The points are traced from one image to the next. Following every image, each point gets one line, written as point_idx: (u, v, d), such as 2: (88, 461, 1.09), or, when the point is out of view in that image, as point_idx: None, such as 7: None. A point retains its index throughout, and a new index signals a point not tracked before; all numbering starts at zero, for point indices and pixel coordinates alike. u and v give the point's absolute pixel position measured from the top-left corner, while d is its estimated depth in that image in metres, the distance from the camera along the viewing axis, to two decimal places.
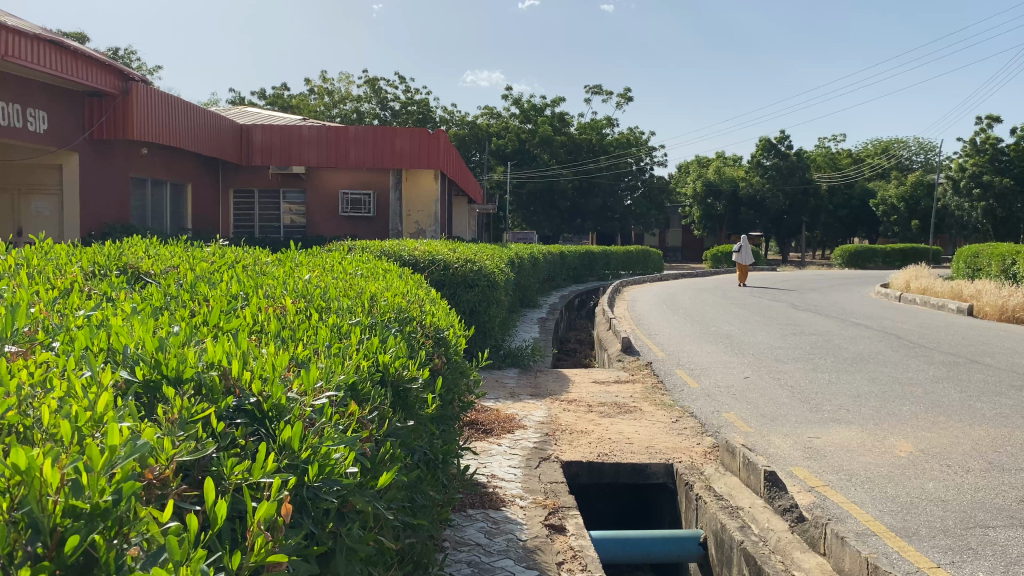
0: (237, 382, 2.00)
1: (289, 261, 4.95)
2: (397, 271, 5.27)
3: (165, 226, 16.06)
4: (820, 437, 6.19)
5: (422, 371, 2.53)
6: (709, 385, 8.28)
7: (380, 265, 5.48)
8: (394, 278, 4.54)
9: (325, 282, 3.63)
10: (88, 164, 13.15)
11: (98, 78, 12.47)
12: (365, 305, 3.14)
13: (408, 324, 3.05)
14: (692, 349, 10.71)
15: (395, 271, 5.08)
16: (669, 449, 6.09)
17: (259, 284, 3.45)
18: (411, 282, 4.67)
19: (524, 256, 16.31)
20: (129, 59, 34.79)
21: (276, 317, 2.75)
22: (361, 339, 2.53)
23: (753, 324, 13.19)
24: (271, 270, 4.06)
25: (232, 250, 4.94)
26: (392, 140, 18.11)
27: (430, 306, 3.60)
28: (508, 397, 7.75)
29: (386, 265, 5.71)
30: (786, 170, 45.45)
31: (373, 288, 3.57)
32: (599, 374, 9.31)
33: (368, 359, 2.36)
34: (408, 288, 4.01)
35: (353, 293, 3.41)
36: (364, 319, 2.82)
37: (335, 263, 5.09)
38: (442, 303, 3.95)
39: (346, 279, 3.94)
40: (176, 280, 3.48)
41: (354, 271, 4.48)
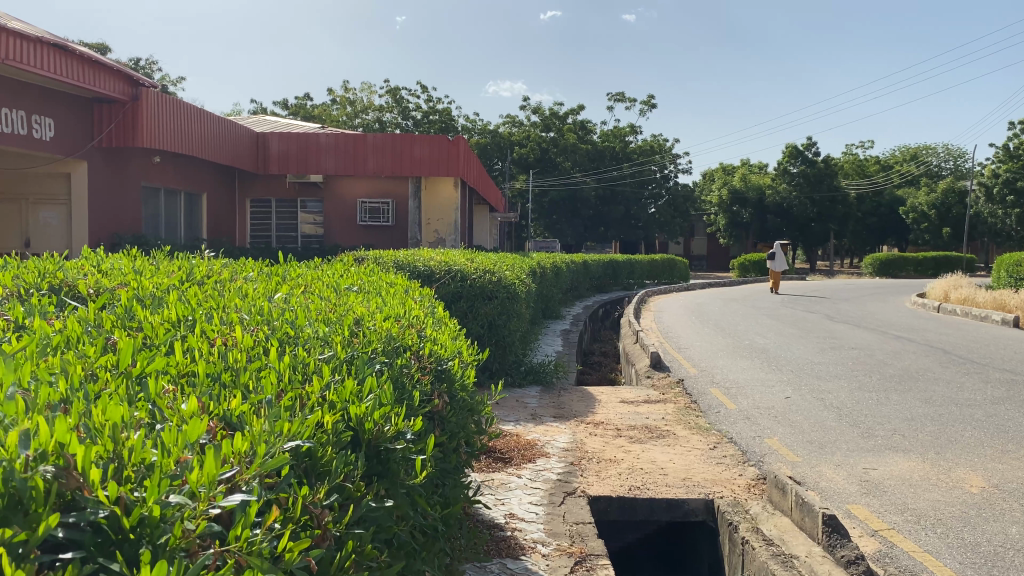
0: (93, 479, 1.42)
1: (281, 274, 4.46)
2: (406, 286, 4.75)
3: (179, 236, 15.70)
4: (877, 468, 5.55)
5: (405, 426, 2.05)
6: (748, 406, 7.65)
7: (388, 279, 4.97)
8: (398, 293, 4.05)
9: (306, 302, 3.15)
10: (98, 172, 12.78)
11: (106, 84, 12.11)
12: (347, 330, 2.66)
13: (399, 355, 2.56)
14: (726, 365, 10.06)
15: (403, 287, 4.57)
16: (708, 482, 5.50)
17: (221, 306, 2.96)
18: (419, 298, 4.15)
19: (546, 265, 15.74)
20: (150, 70, 34.80)
21: (221, 351, 2.27)
22: (326, 384, 2.06)
23: (789, 337, 12.52)
24: (247, 286, 3.58)
25: (210, 263, 4.44)
26: (411, 148, 17.60)
27: (435, 328, 3.11)
28: (529, 420, 7.17)
29: (396, 278, 5.18)
30: (813, 177, 44.50)
31: (362, 310, 3.06)
32: (627, 392, 8.70)
33: (332, 414, 1.89)
34: (411, 307, 3.52)
35: (335, 315, 2.92)
36: (337, 353, 2.34)
37: (332, 276, 4.59)
38: (448, 325, 3.45)
39: (333, 298, 3.41)
40: (112, 304, 2.95)
41: (351, 287, 3.96)
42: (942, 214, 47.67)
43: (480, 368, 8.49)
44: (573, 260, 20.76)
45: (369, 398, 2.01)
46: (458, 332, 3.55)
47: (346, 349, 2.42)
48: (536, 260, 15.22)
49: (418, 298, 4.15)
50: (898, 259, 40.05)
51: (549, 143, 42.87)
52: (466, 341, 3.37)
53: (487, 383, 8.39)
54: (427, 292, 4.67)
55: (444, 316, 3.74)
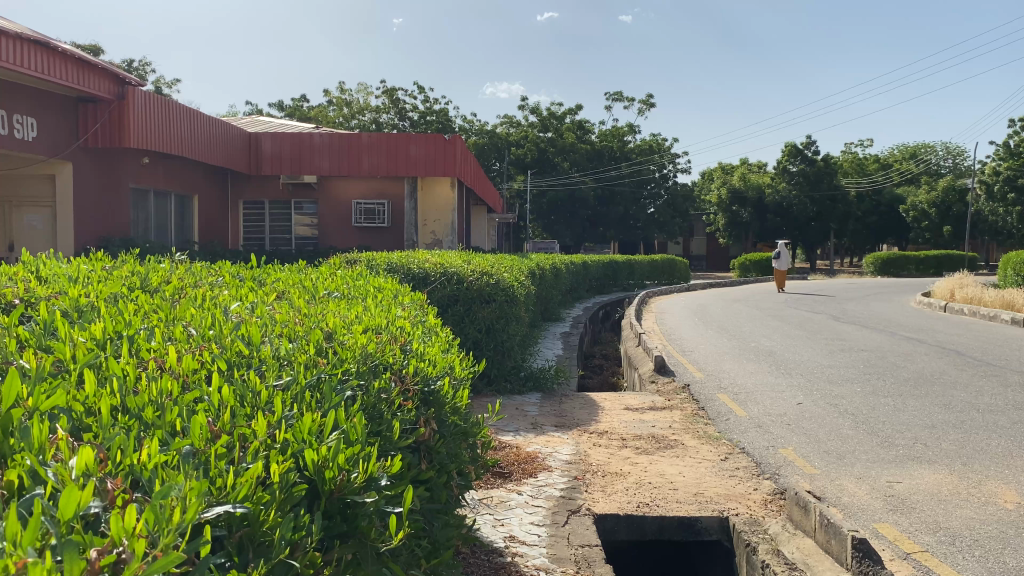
0: None
1: (258, 280, 4.18)
2: (395, 291, 4.47)
3: (169, 239, 15.34)
4: (902, 482, 5.20)
5: (374, 470, 1.76)
6: (759, 413, 7.30)
7: (376, 283, 4.68)
8: (387, 298, 3.78)
9: (274, 311, 2.88)
10: (83, 174, 12.41)
11: (90, 82, 11.75)
12: (314, 346, 2.40)
13: (379, 375, 2.26)
14: (733, 368, 9.71)
15: (391, 292, 4.30)
16: (721, 498, 5.14)
17: (173, 319, 2.69)
18: (410, 303, 3.89)
19: (545, 267, 15.39)
20: (143, 71, 34.47)
21: (154, 379, 1.99)
22: (277, 423, 1.80)
23: (795, 340, 12.16)
24: (212, 293, 3.29)
25: (178, 270, 4.14)
26: (406, 148, 17.23)
27: (420, 338, 2.85)
28: (530, 429, 6.82)
29: (386, 283, 4.89)
30: (813, 176, 44.17)
31: (339, 320, 2.76)
32: (632, 399, 8.35)
33: (277, 466, 1.62)
34: (398, 313, 3.25)
35: (302, 326, 2.66)
36: (297, 379, 2.05)
37: (313, 281, 4.30)
38: (438, 333, 3.19)
39: (309, 306, 3.11)
40: (47, 317, 2.66)
41: (334, 292, 3.66)
42: (943, 212, 47.31)
43: (478, 374, 8.13)
44: (573, 261, 20.41)
45: (329, 440, 1.76)
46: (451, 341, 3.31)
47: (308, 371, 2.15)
48: (535, 261, 14.87)
49: (408, 304, 3.89)
50: (900, 258, 39.75)
51: (546, 143, 42.73)
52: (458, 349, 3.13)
53: (486, 391, 8.04)
54: (420, 299, 4.37)
55: (436, 322, 3.48)
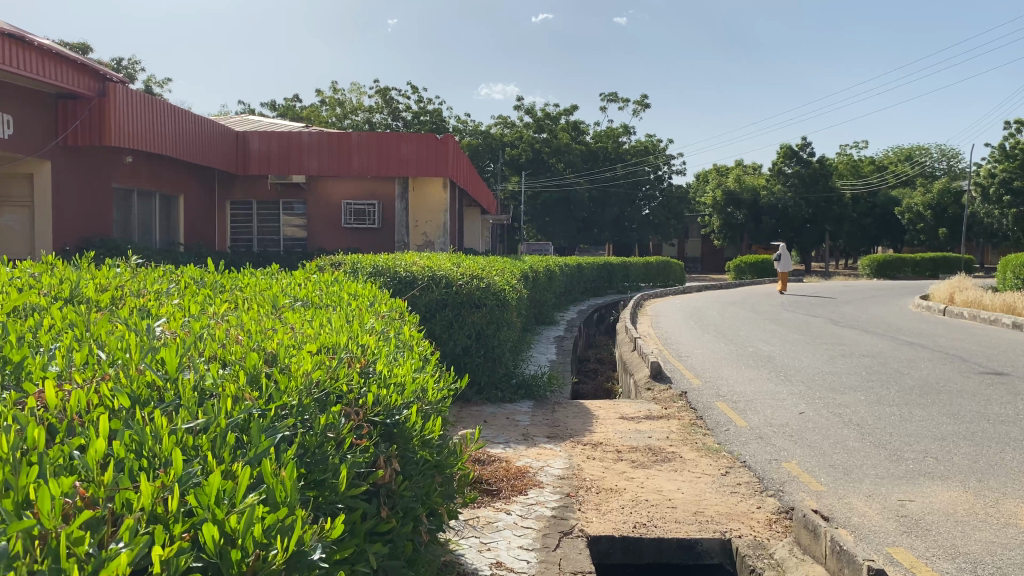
0: None
1: (225, 283, 3.99)
2: (371, 294, 4.26)
3: (154, 241, 14.98)
4: (914, 500, 4.89)
5: (287, 542, 1.62)
6: (759, 424, 6.99)
7: (353, 286, 4.46)
8: (358, 309, 3.60)
9: (220, 329, 2.71)
10: (62, 173, 12.05)
11: (69, 78, 11.39)
12: (252, 378, 2.24)
13: (317, 414, 2.12)
14: (730, 375, 9.41)
15: (367, 296, 4.09)
16: (723, 517, 4.83)
17: (107, 336, 2.53)
18: (383, 312, 3.70)
19: (539, 269, 15.08)
20: (134, 71, 34.10)
21: (48, 421, 1.81)
22: (183, 481, 1.64)
23: (794, 345, 11.87)
24: (154, 305, 3.12)
25: (129, 271, 3.95)
26: (397, 148, 16.91)
27: (380, 361, 2.70)
28: (520, 441, 6.51)
29: (365, 286, 4.65)
30: (809, 178, 43.93)
31: (284, 342, 2.60)
32: (627, 407, 8.04)
33: (170, 547, 1.47)
34: (363, 330, 3.08)
35: (246, 347, 2.50)
36: (215, 421, 1.89)
37: (278, 285, 4.12)
38: (404, 349, 3.02)
39: (257, 322, 2.95)
40: None
41: (294, 304, 3.51)
42: (938, 215, 47.08)
43: (467, 381, 7.82)
44: (566, 262, 20.11)
45: (240, 507, 1.59)
46: (422, 358, 3.15)
47: (236, 411, 1.99)
48: (528, 264, 14.57)
49: (382, 313, 3.70)
50: (895, 260, 39.57)
51: (541, 144, 42.57)
52: (427, 368, 2.96)
53: (476, 399, 7.72)
54: (395, 302, 4.21)
55: (408, 337, 3.31)
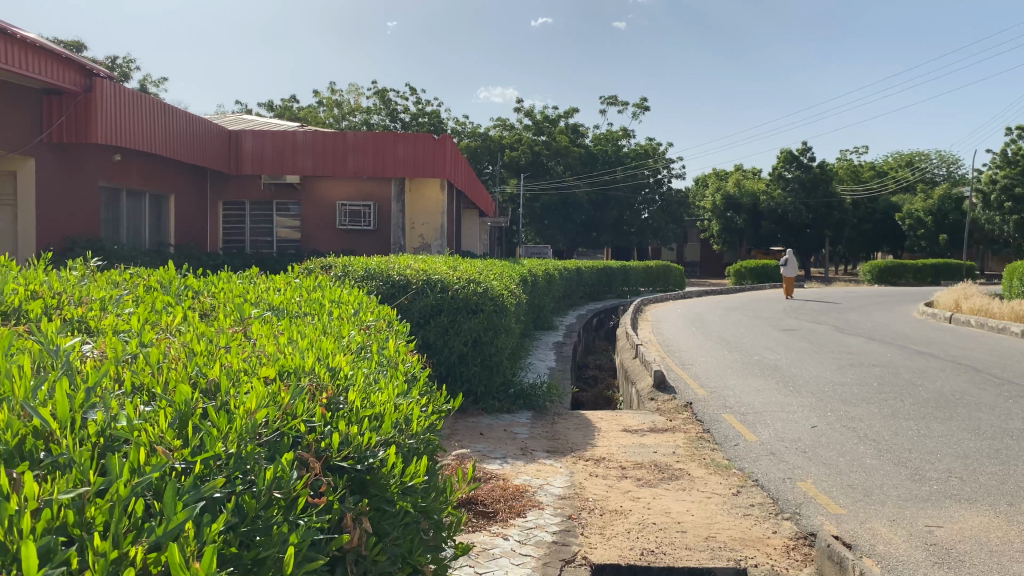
0: None
1: (194, 289, 3.68)
2: (355, 301, 3.94)
3: (143, 242, 14.63)
4: (942, 526, 4.54)
5: None
6: (771, 439, 6.65)
7: (337, 292, 4.13)
8: (338, 321, 3.29)
9: (161, 350, 2.40)
10: (46, 170, 11.68)
11: (54, 73, 11.03)
12: (182, 419, 1.92)
13: (249, 470, 1.80)
14: (737, 385, 9.07)
15: (350, 304, 3.78)
16: (737, 543, 4.47)
17: (22, 358, 2.22)
18: (365, 324, 3.39)
19: (537, 273, 14.73)
20: (130, 69, 33.80)
21: None
22: None
23: (800, 353, 11.53)
24: (98, 321, 2.81)
25: (87, 274, 3.65)
26: (394, 148, 16.57)
27: (348, 390, 2.38)
28: (518, 455, 6.16)
29: (351, 293, 4.33)
30: (809, 183, 43.57)
31: (232, 370, 2.29)
32: (630, 418, 7.70)
33: None
34: (335, 348, 2.76)
35: (183, 376, 2.19)
36: (112, 485, 1.57)
37: (254, 290, 3.82)
38: (382, 371, 2.70)
39: (211, 341, 2.64)
40: None
41: (262, 314, 3.20)
42: (938, 221, 46.72)
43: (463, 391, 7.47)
44: (566, 266, 19.78)
45: None
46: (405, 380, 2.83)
47: (147, 465, 1.67)
48: (527, 267, 14.22)
49: (365, 324, 3.39)
50: (896, 266, 39.27)
51: (541, 147, 42.12)
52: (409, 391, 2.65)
53: (472, 410, 7.37)
54: (386, 310, 3.92)
55: (391, 354, 2.99)
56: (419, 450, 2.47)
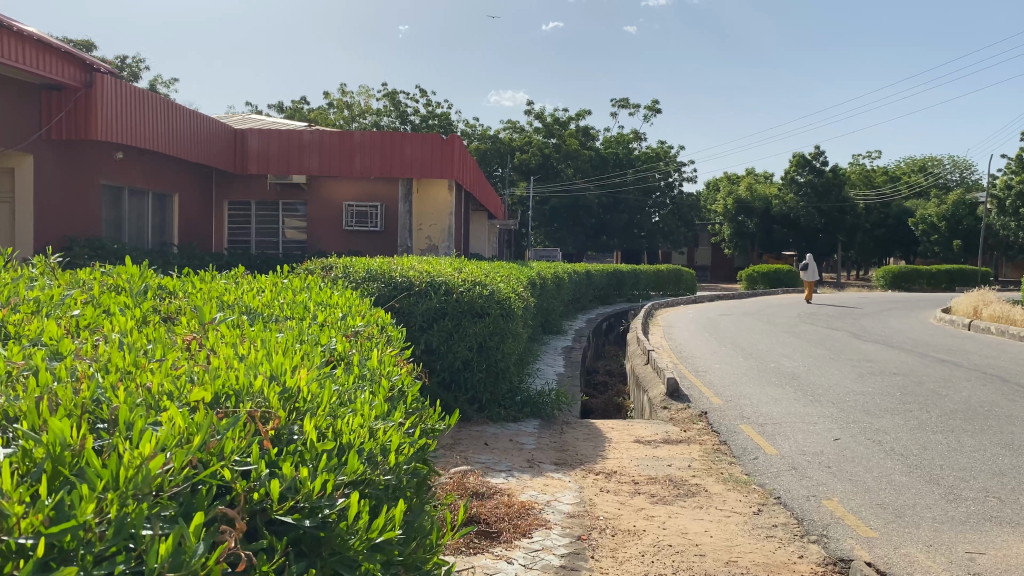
0: None
1: (167, 298, 3.40)
2: (347, 306, 3.62)
3: (146, 242, 14.37)
4: (985, 553, 4.18)
5: None
6: (792, 452, 6.30)
7: (329, 296, 3.82)
8: (318, 330, 2.98)
9: (68, 373, 2.05)
10: (45, 167, 11.40)
11: (53, 68, 10.75)
12: (55, 465, 1.57)
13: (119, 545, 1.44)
14: (753, 394, 8.70)
15: (340, 311, 3.47)
16: (761, 570, 4.11)
17: None
18: (350, 335, 3.08)
19: (547, 275, 14.40)
20: (138, 69, 33.60)
21: None
22: None
23: (817, 360, 11.14)
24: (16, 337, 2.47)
25: (36, 279, 3.34)
26: (401, 148, 16.26)
27: (303, 416, 2.05)
28: (525, 467, 5.82)
29: (345, 297, 4.02)
30: (821, 187, 42.99)
31: (142, 398, 1.93)
32: (642, 429, 7.35)
33: None
34: (302, 363, 2.45)
35: (87, 405, 1.86)
36: None
37: (221, 294, 3.50)
38: (357, 389, 2.38)
39: (137, 360, 2.29)
40: None
41: (215, 326, 2.86)
42: (953, 226, 46.09)
43: (468, 399, 7.15)
44: (575, 269, 19.43)
45: None
46: (387, 397, 2.51)
47: None
48: (536, 270, 13.88)
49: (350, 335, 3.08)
50: (910, 272, 38.75)
51: (551, 149, 41.33)
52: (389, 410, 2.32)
53: (477, 419, 7.03)
54: (385, 320, 3.64)
55: (374, 367, 2.68)
56: (395, 485, 2.15)
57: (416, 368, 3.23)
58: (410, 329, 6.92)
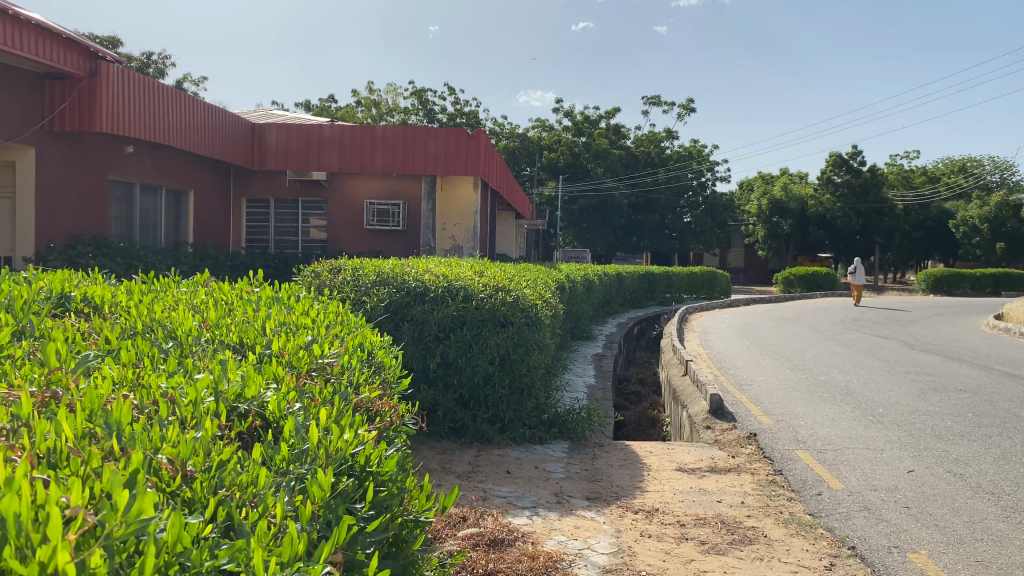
0: None
1: (79, 329, 2.79)
2: (320, 332, 2.98)
3: (159, 241, 13.78)
4: None
5: None
6: (861, 486, 5.46)
7: (301, 317, 3.18)
8: (248, 380, 2.31)
9: None
10: (48, 161, 10.83)
11: (56, 55, 10.19)
12: None
13: None
14: (807, 413, 7.86)
15: (308, 340, 2.83)
16: None
17: None
18: (301, 386, 2.42)
19: (576, 278, 13.61)
20: (164, 65, 33.36)
21: None
22: None
23: (872, 373, 10.22)
24: None
25: None
26: (424, 143, 15.56)
27: None
28: (552, 502, 5.04)
29: (327, 316, 3.37)
30: (859, 188, 41.61)
31: None
32: (684, 454, 6.56)
33: None
34: (179, 458, 1.78)
35: None
36: None
37: (144, 334, 2.82)
38: (264, 509, 1.71)
39: None
40: None
41: (63, 394, 2.08)
42: (995, 228, 44.25)
43: (488, 417, 6.38)
44: (605, 270, 18.59)
45: None
46: (323, 504, 1.85)
47: None
48: (565, 273, 13.09)
49: (301, 387, 2.42)
50: (953, 276, 37.36)
51: (580, 148, 41.17)
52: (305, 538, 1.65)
53: (499, 440, 6.26)
54: (391, 363, 3.01)
55: (312, 452, 2.01)
56: None
57: (413, 430, 2.62)
58: (425, 338, 6.18)
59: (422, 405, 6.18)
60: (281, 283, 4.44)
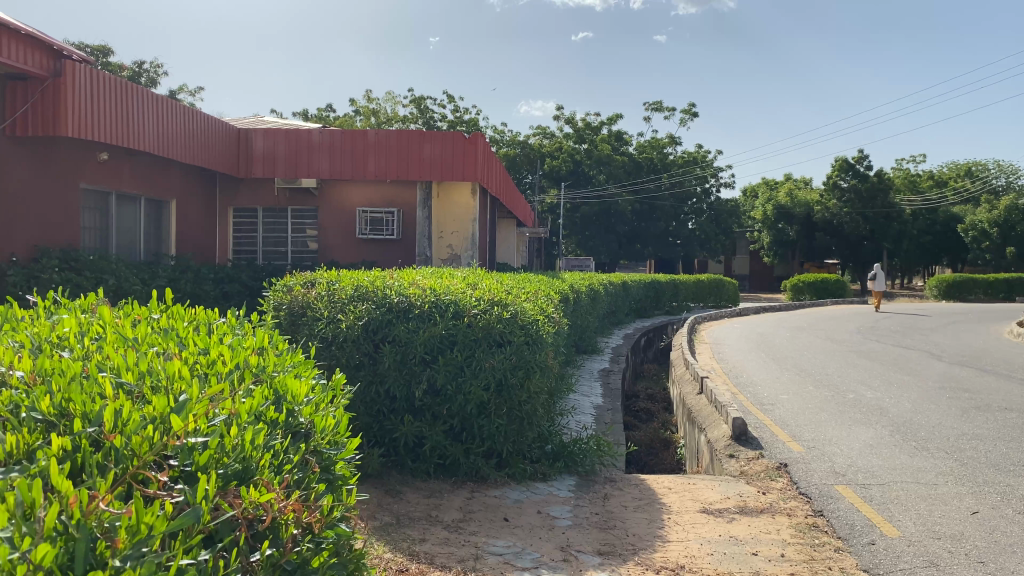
0: None
1: None
2: (195, 392, 2.22)
3: (138, 254, 12.98)
4: None
5: None
6: (921, 534, 4.63)
7: (175, 369, 2.41)
8: None
9: None
10: (8, 168, 10.04)
11: (19, 54, 9.46)
12: None
13: None
14: (841, 439, 7.04)
15: (165, 411, 2.05)
16: None
17: None
18: (92, 515, 1.63)
19: (579, 288, 12.81)
20: (158, 74, 32.80)
21: None
22: None
23: (903, 390, 9.41)
24: None
25: None
26: (419, 148, 14.80)
27: None
28: (557, 560, 4.21)
29: (229, 363, 2.66)
30: (866, 193, 40.52)
31: None
32: (708, 490, 5.75)
33: None
34: None
35: None
36: None
37: None
38: None
39: None
40: None
41: None
42: (1005, 231, 43.25)
43: (484, 451, 5.59)
44: (610, 280, 17.78)
45: None
46: None
47: None
48: (568, 283, 12.29)
49: (96, 514, 1.65)
50: (965, 281, 36.48)
51: (583, 155, 40.65)
52: None
53: (496, 477, 5.46)
54: (312, 432, 2.47)
55: None
56: None
57: (347, 531, 2.26)
58: (410, 361, 5.37)
59: (407, 439, 5.38)
60: (223, 311, 3.72)
